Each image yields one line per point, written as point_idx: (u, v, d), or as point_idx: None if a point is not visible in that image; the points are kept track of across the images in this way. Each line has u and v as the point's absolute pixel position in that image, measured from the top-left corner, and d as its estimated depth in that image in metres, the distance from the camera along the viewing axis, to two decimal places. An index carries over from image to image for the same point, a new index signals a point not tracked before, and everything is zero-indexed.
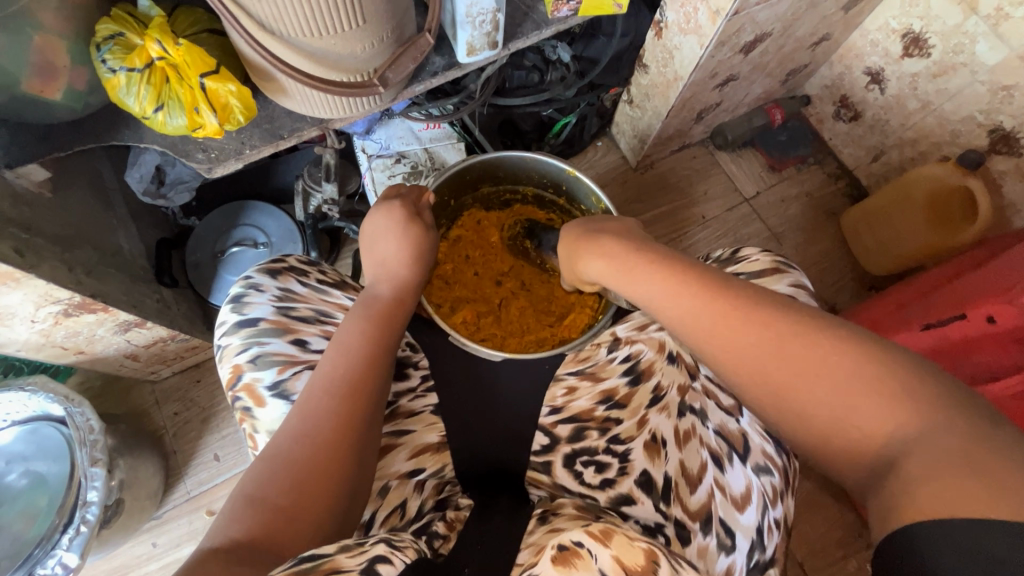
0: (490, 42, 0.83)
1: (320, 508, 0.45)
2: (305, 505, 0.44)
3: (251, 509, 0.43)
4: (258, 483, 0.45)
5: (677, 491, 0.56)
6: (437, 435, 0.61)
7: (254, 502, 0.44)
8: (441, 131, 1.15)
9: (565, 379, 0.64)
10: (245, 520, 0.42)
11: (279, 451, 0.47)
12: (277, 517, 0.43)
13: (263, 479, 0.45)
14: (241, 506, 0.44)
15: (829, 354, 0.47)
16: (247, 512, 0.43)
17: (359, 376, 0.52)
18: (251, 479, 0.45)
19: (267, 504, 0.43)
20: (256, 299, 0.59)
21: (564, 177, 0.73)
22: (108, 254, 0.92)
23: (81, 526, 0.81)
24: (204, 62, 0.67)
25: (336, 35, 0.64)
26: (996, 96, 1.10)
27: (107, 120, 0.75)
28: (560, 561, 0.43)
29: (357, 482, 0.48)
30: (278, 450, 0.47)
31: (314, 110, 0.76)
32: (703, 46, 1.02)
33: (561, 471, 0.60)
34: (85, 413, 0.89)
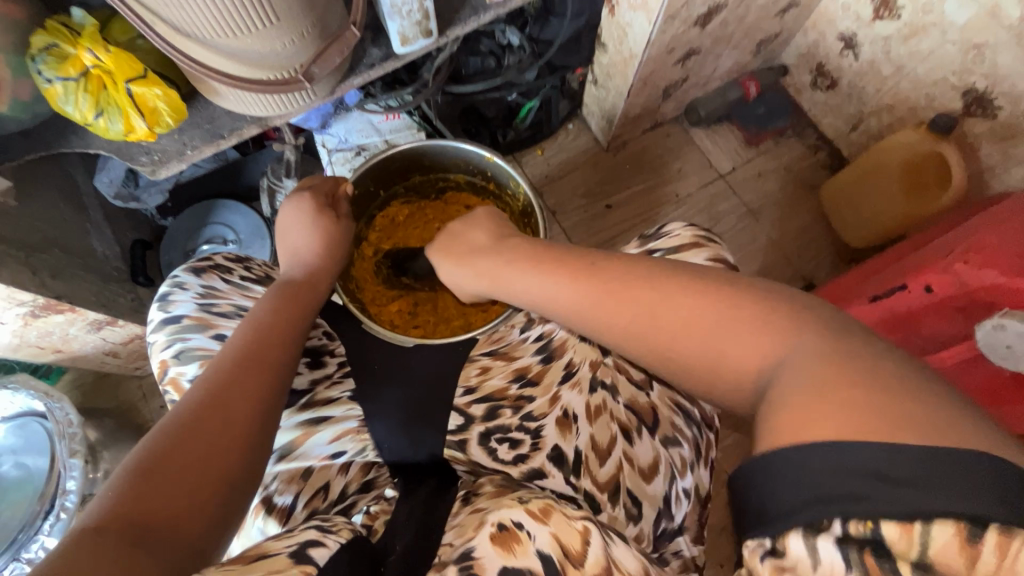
0: (423, 31, 0.83)
1: (218, 476, 0.47)
2: (202, 472, 0.46)
3: (135, 477, 0.43)
4: (148, 453, 0.45)
5: (588, 464, 0.57)
6: (355, 418, 0.62)
7: (143, 470, 0.44)
8: (401, 121, 1.16)
9: (479, 359, 0.65)
10: (134, 486, 0.42)
11: (175, 422, 0.48)
12: (170, 482, 0.44)
13: (155, 448, 0.45)
14: (127, 474, 0.43)
15: (695, 324, 0.47)
16: (130, 480, 0.43)
17: (267, 355, 0.55)
18: (136, 450, 0.46)
19: (153, 471, 0.44)
20: (179, 297, 0.62)
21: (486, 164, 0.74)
22: (79, 256, 0.97)
23: (60, 513, 0.87)
24: (131, 66, 0.70)
25: (251, 35, 0.65)
26: (967, 56, 1.06)
27: (57, 128, 0.79)
28: (499, 541, 0.45)
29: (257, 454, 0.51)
30: (177, 420, 0.48)
31: (249, 109, 0.78)
32: (652, 21, 1.00)
33: (475, 449, 0.59)
34: (65, 408, 0.95)
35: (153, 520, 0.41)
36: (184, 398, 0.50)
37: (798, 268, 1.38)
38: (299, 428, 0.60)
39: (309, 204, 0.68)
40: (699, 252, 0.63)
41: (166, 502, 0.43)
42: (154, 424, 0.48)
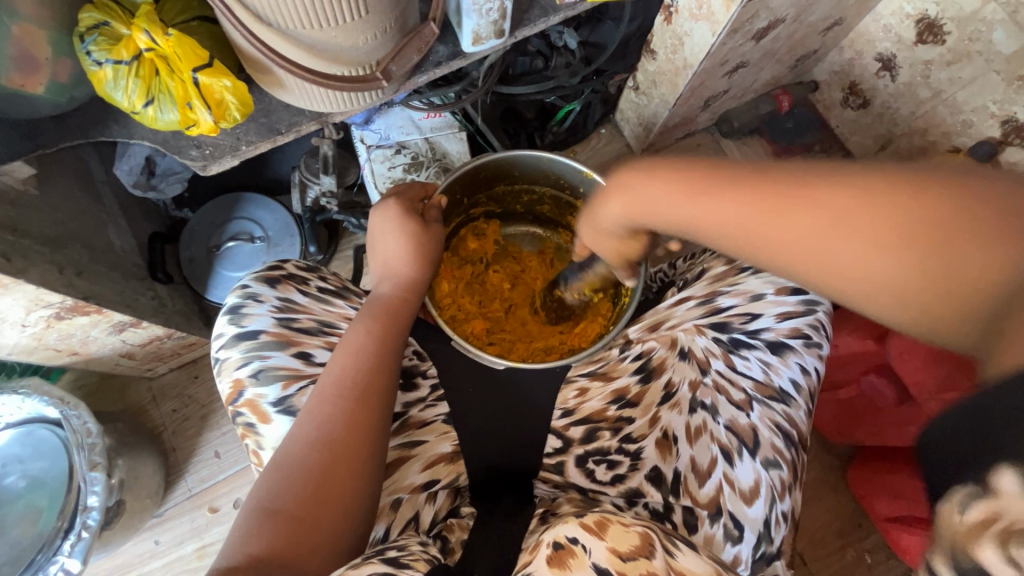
0: (496, 31, 0.79)
1: (335, 519, 0.47)
2: (320, 519, 0.46)
3: (269, 521, 0.45)
4: (271, 494, 0.47)
5: (687, 484, 0.58)
6: (450, 445, 0.62)
7: (268, 513, 0.46)
8: (443, 120, 1.10)
9: (576, 381, 0.64)
10: (260, 534, 0.44)
11: (293, 460, 0.48)
12: (292, 532, 0.45)
13: (277, 489, 0.47)
14: (256, 515, 0.46)
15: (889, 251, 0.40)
16: (265, 525, 0.45)
17: (369, 380, 0.52)
18: (265, 489, 0.47)
19: (284, 515, 0.45)
20: (254, 310, 0.57)
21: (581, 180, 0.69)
22: (99, 251, 0.89)
23: (82, 532, 0.80)
24: (197, 54, 0.63)
25: (337, 28, 0.60)
26: (1011, 87, 1.07)
27: (95, 113, 0.71)
28: (555, 562, 0.45)
29: (372, 488, 0.50)
30: (290, 458, 0.48)
31: (313, 105, 0.73)
32: (715, 33, 0.97)
33: (573, 470, 0.62)
34: (82, 416, 0.87)
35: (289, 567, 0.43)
36: (294, 432, 0.49)
37: None
38: (395, 454, 0.59)
39: (393, 209, 0.62)
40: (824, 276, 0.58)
41: (293, 545, 0.45)
42: (275, 456, 0.49)
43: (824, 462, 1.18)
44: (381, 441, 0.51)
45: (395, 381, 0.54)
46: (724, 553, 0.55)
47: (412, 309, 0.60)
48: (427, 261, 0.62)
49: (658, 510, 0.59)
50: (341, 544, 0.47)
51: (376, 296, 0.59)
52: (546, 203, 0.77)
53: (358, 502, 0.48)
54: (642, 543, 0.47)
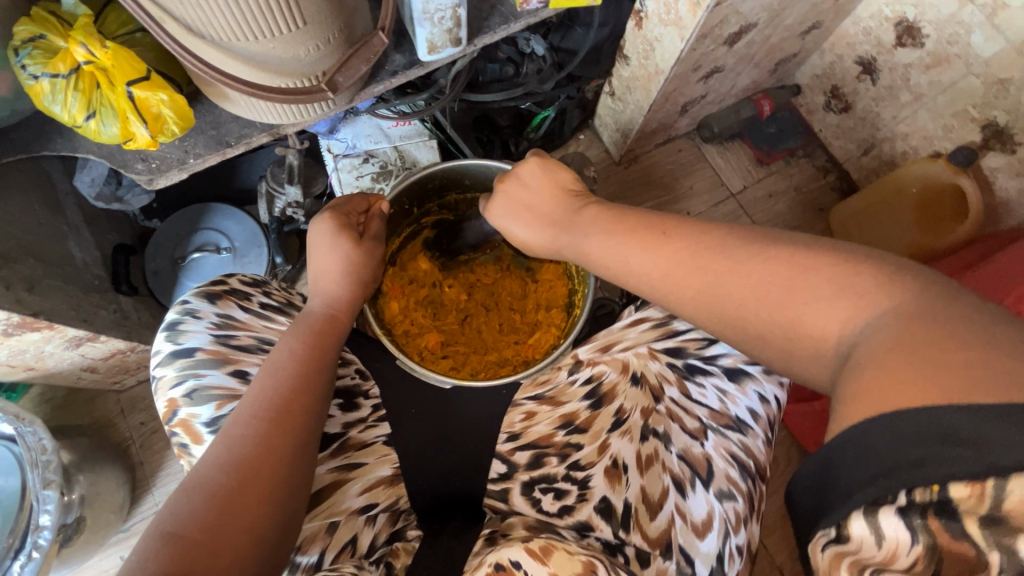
0: (452, 39, 0.77)
1: (238, 547, 0.44)
2: (221, 545, 0.43)
3: (166, 545, 0.42)
4: (174, 517, 0.44)
5: (637, 517, 0.56)
6: (391, 467, 0.60)
7: (167, 538, 0.43)
8: (413, 127, 1.09)
9: (524, 404, 0.62)
10: (153, 560, 0.41)
11: (202, 482, 0.46)
12: (188, 556, 0.42)
13: (180, 511, 0.44)
14: (154, 540, 0.43)
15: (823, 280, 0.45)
16: (161, 550, 0.42)
17: (289, 401, 0.50)
18: (168, 513, 0.45)
19: (184, 539, 0.43)
20: (191, 327, 0.55)
21: None
22: (56, 265, 0.88)
23: (33, 551, 0.79)
24: (134, 67, 0.62)
25: (275, 39, 0.59)
26: (990, 90, 1.05)
27: (39, 127, 0.70)
28: None
29: (286, 514, 0.47)
30: (199, 481, 0.46)
31: (261, 116, 0.71)
32: (684, 38, 0.96)
33: (519, 498, 0.59)
34: (37, 432, 0.85)
35: None
36: (206, 453, 0.48)
37: None
38: (331, 477, 0.55)
39: (324, 224, 0.60)
40: None
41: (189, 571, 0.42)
42: (184, 479, 0.47)
43: None
44: (301, 465, 0.49)
45: (320, 401, 0.52)
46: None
47: (345, 330, 0.59)
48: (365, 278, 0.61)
49: (610, 542, 0.55)
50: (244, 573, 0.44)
51: (306, 314, 0.58)
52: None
53: (268, 529, 0.46)
54: (586, 568, 0.45)
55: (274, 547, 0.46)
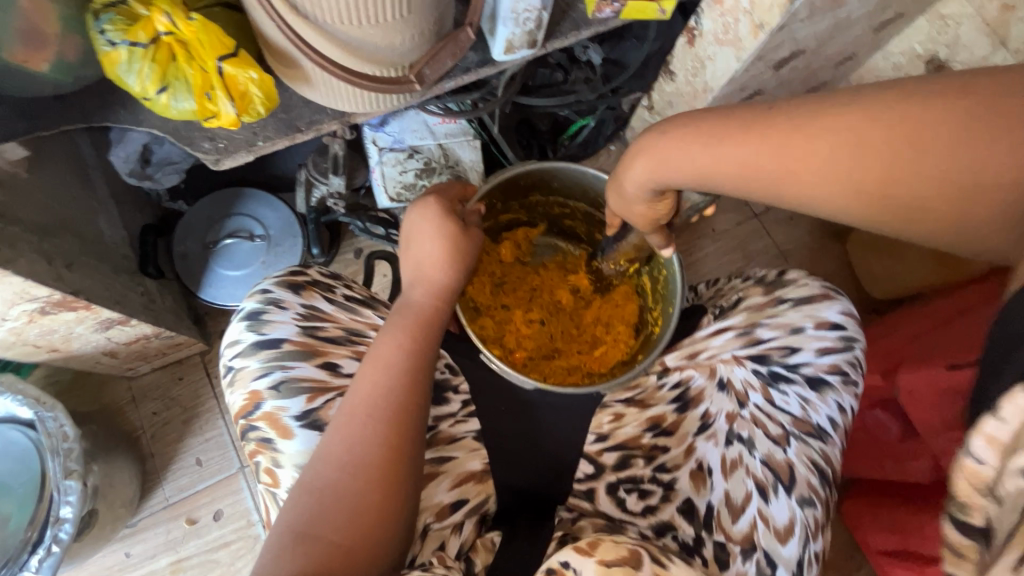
0: (529, 40, 0.77)
1: (369, 549, 0.44)
2: (354, 548, 0.43)
3: (301, 547, 0.43)
4: (304, 517, 0.44)
5: (719, 519, 0.56)
6: (480, 462, 0.58)
7: (300, 538, 0.43)
8: (457, 126, 1.07)
9: (612, 406, 0.61)
10: (291, 561, 0.42)
11: (324, 482, 0.45)
12: (325, 559, 0.42)
13: (308, 512, 0.44)
14: (288, 539, 0.43)
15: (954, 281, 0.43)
16: (297, 551, 0.42)
17: (403, 399, 0.48)
18: (296, 512, 0.44)
19: (317, 542, 0.43)
20: (277, 317, 0.53)
21: None
22: (89, 242, 0.83)
23: (52, 546, 0.74)
24: (222, 43, 0.60)
25: (377, 26, 0.57)
26: None
27: (100, 96, 0.66)
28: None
29: (407, 514, 0.47)
30: (321, 481, 0.45)
31: (337, 102, 0.69)
32: (740, 59, 0.97)
33: (603, 497, 0.59)
34: (59, 418, 0.80)
35: None
36: (324, 451, 0.46)
37: None
38: (427, 472, 0.55)
39: (435, 210, 0.55)
40: (832, 304, 0.62)
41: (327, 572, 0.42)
42: (305, 477, 0.46)
43: None
44: (416, 463, 0.48)
45: (428, 396, 0.50)
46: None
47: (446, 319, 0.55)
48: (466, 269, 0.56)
49: (687, 543, 0.56)
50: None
51: (407, 305, 0.54)
52: (575, 219, 0.77)
53: (393, 529, 0.46)
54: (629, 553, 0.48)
55: (398, 547, 0.46)
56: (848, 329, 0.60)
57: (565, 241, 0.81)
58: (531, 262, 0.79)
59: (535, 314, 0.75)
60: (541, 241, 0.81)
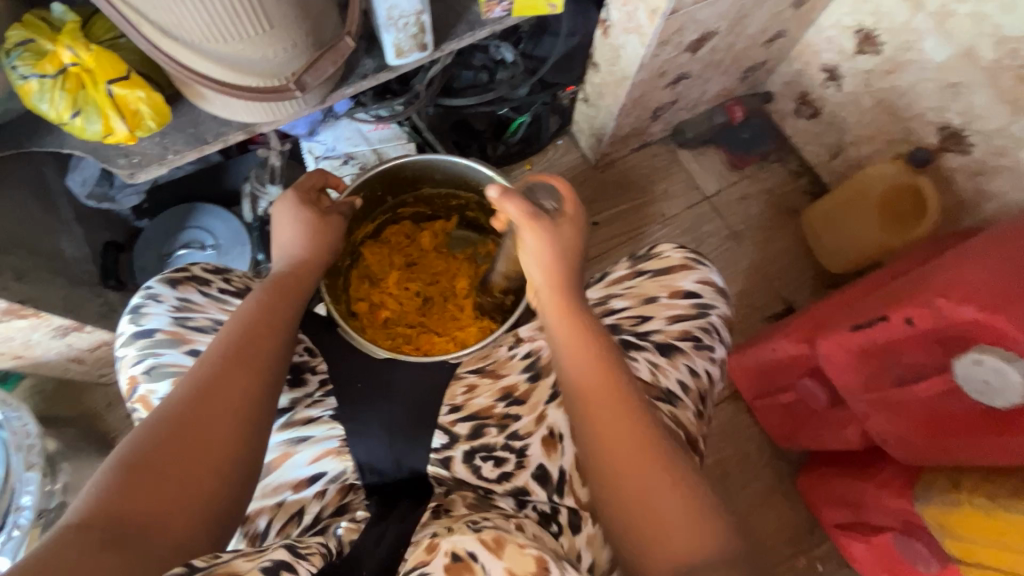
0: (418, 44, 0.82)
1: (202, 483, 0.46)
2: (185, 477, 0.45)
3: (126, 476, 0.44)
4: (136, 448, 0.45)
5: (570, 482, 0.59)
6: (339, 440, 0.60)
7: (127, 467, 0.44)
8: (390, 131, 1.13)
9: (465, 377, 0.65)
10: (118, 488, 0.43)
11: (165, 417, 0.48)
12: (149, 486, 0.44)
13: (146, 442, 0.46)
14: (116, 470, 0.44)
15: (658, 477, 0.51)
16: (122, 479, 0.43)
17: (255, 344, 0.53)
18: (130, 444, 0.46)
19: (145, 470, 0.44)
20: (152, 310, 0.59)
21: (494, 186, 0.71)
22: (46, 258, 0.93)
23: (14, 530, 0.82)
24: (114, 67, 0.68)
25: (242, 41, 0.64)
26: (944, 94, 1.09)
27: (29, 124, 0.75)
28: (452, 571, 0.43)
29: (248, 457, 0.49)
30: (161, 416, 0.47)
31: (235, 114, 0.76)
32: (644, 45, 1.00)
33: (459, 466, 0.59)
34: (23, 417, 0.89)
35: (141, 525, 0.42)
36: (172, 393, 0.49)
37: (780, 292, 1.41)
38: (280, 450, 0.59)
39: (292, 199, 0.64)
40: (689, 274, 0.68)
41: (148, 501, 0.43)
42: (148, 414, 0.48)
43: (775, 469, 1.19)
44: (263, 408, 0.52)
45: (283, 350, 0.55)
46: (603, 551, 0.58)
47: (311, 289, 0.62)
48: (328, 248, 0.64)
49: (545, 511, 0.59)
50: (213, 505, 0.46)
51: (274, 273, 0.61)
52: (472, 210, 0.80)
53: (230, 467, 0.48)
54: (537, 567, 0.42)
55: (242, 482, 0.49)
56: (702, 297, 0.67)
57: (478, 233, 0.83)
58: (449, 250, 0.83)
59: (412, 287, 0.80)
60: (460, 232, 0.84)
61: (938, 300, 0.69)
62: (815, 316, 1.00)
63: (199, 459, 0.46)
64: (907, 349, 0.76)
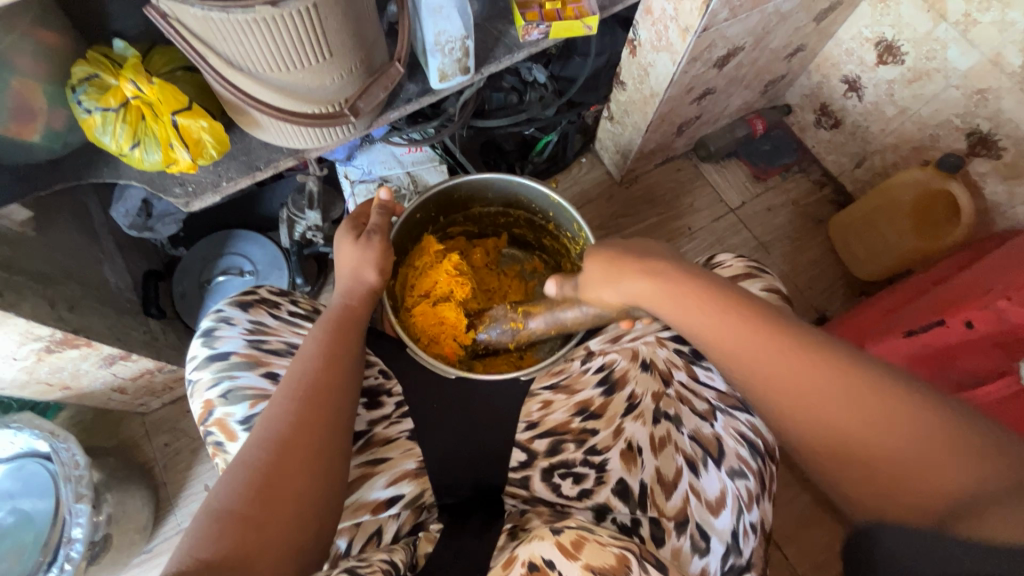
0: (461, 68, 0.84)
1: (289, 523, 0.46)
2: (273, 519, 0.45)
3: (218, 523, 0.44)
4: (223, 495, 0.46)
5: (654, 496, 0.57)
6: (415, 461, 0.61)
7: (218, 515, 0.44)
8: (424, 154, 1.15)
9: (540, 394, 0.64)
10: (212, 536, 0.43)
11: (246, 460, 0.48)
12: (241, 531, 0.43)
13: (228, 490, 0.46)
14: (207, 519, 0.44)
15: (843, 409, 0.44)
16: (214, 527, 0.43)
17: (321, 377, 0.54)
18: (217, 492, 0.46)
19: (234, 515, 0.44)
20: (227, 333, 0.59)
21: (548, 203, 0.73)
22: (94, 288, 0.94)
23: (64, 563, 0.83)
24: (177, 99, 0.69)
25: (303, 69, 0.66)
26: (971, 100, 1.10)
27: (89, 157, 0.77)
28: None
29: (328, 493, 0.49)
30: (243, 459, 0.48)
31: (289, 141, 0.78)
32: (675, 62, 1.02)
33: (539, 484, 0.59)
34: (71, 448, 0.89)
35: (235, 570, 0.41)
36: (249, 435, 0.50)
37: (810, 301, 1.40)
38: (359, 472, 0.57)
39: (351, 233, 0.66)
40: (755, 282, 0.64)
41: (240, 547, 0.43)
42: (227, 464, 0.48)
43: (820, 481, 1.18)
44: (335, 441, 0.52)
45: (348, 381, 0.56)
46: (691, 565, 0.54)
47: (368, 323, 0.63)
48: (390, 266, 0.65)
49: (626, 525, 0.56)
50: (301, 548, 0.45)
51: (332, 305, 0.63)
52: (520, 226, 0.82)
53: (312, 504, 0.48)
54: (620, 561, 0.42)
55: (319, 523, 0.48)
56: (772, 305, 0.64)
57: (525, 250, 0.87)
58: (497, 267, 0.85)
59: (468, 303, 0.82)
60: (509, 250, 0.87)
61: (1001, 302, 0.74)
62: (858, 324, 1.00)
63: (285, 500, 0.46)
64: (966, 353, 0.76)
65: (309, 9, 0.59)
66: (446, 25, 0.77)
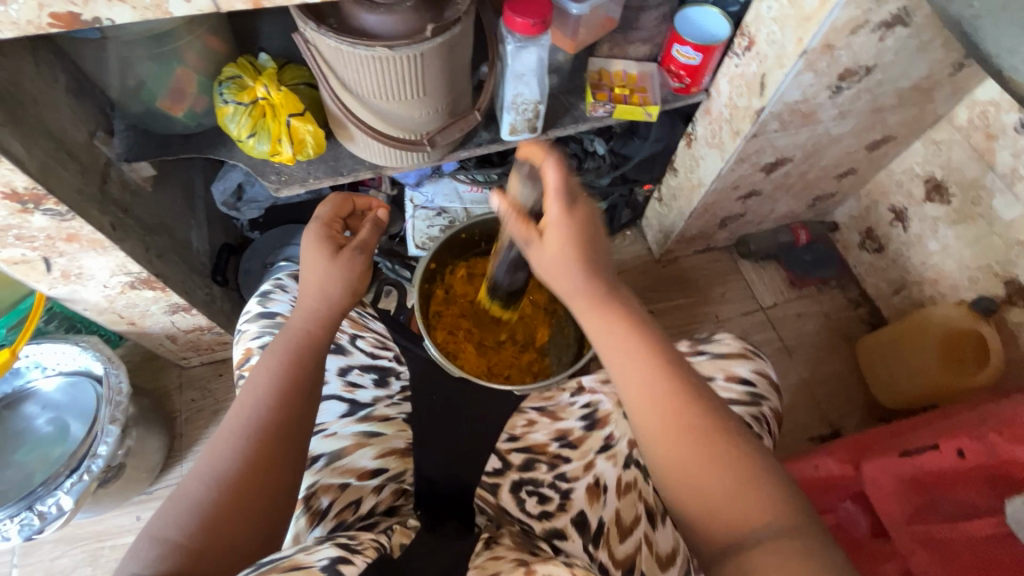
0: (530, 127, 0.97)
1: (257, 508, 0.54)
2: (244, 504, 0.53)
3: (194, 514, 0.52)
4: (199, 489, 0.53)
5: (608, 536, 0.61)
6: (404, 441, 0.68)
7: (194, 507, 0.52)
8: (483, 196, 1.28)
9: (527, 412, 0.71)
10: (188, 524, 0.51)
11: (218, 456, 0.56)
12: (214, 519, 0.52)
13: (204, 484, 0.54)
14: (186, 511, 0.52)
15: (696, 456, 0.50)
16: (190, 518, 0.51)
17: (289, 373, 0.61)
18: (193, 487, 0.54)
19: (208, 507, 0.52)
20: (278, 297, 0.71)
21: None
22: (180, 246, 1.08)
23: (84, 474, 0.92)
24: (295, 105, 0.85)
25: (399, 101, 0.80)
26: (1012, 250, 1.14)
27: (212, 137, 0.93)
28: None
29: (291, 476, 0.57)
30: (217, 454, 0.56)
31: (372, 157, 0.91)
32: (724, 159, 1.12)
33: (506, 495, 0.65)
34: (120, 375, 1.00)
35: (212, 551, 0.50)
36: (222, 431, 0.58)
37: (825, 415, 1.39)
38: (352, 440, 0.66)
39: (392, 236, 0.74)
40: (746, 363, 0.72)
41: (216, 532, 0.51)
42: (201, 460, 0.56)
43: None
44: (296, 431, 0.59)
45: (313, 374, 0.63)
46: None
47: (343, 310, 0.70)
48: None
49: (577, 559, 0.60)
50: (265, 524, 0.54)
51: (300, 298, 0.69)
52: None
53: (277, 487, 0.56)
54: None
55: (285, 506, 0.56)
56: (755, 386, 0.70)
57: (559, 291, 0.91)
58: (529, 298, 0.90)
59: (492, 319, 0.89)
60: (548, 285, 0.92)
61: (992, 435, 0.75)
62: (862, 441, 0.99)
63: (252, 488, 0.54)
64: (961, 485, 0.78)
65: (416, 57, 0.73)
66: (524, 89, 0.90)
